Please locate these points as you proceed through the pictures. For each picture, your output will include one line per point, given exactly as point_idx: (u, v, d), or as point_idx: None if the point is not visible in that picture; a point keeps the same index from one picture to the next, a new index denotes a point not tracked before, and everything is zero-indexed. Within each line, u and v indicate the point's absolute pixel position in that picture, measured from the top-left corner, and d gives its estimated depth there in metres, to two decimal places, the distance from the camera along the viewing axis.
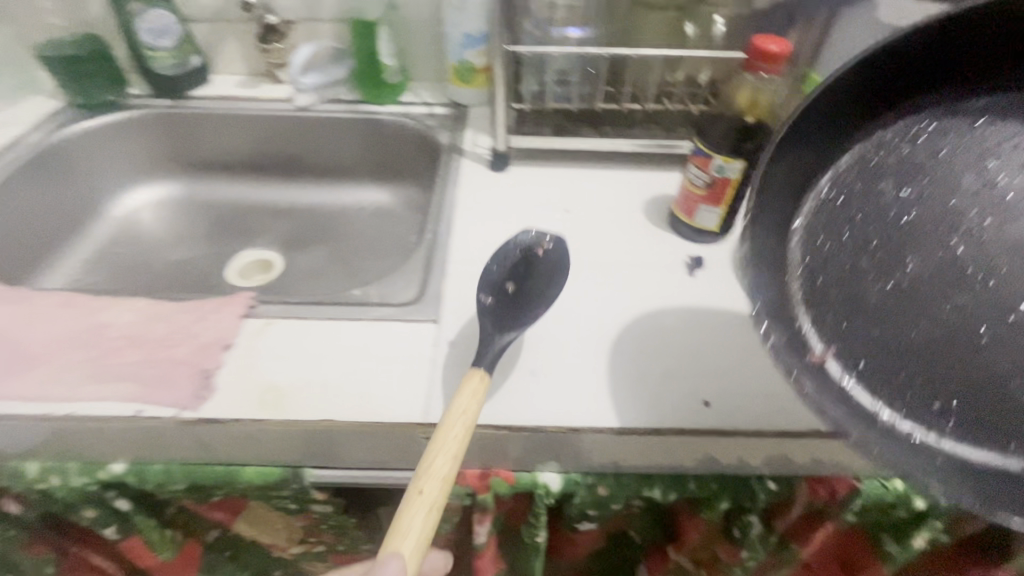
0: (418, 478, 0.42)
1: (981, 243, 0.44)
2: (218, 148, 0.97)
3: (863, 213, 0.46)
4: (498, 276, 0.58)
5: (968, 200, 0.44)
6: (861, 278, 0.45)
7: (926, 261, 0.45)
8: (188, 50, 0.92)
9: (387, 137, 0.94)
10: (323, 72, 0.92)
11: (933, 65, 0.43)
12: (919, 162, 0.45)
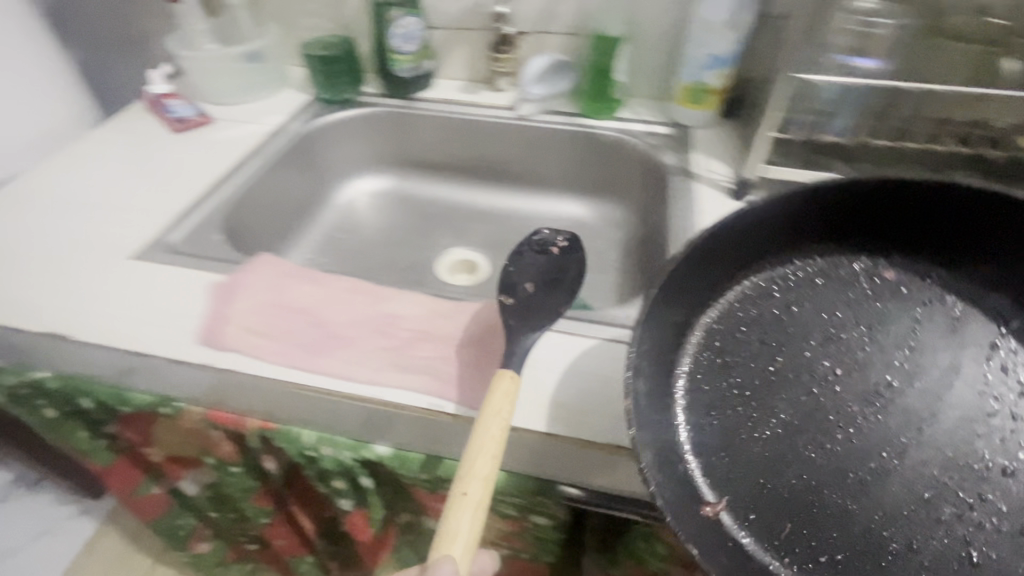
0: (459, 481, 0.43)
1: (839, 391, 0.49)
2: (437, 149, 1.02)
3: (734, 364, 0.51)
4: (520, 273, 0.59)
5: (824, 357, 0.50)
6: (741, 429, 0.48)
7: (796, 408, 0.48)
8: (424, 56, 0.96)
9: (603, 153, 0.93)
10: (550, 83, 0.93)
11: (849, 226, 0.53)
12: (787, 319, 0.52)
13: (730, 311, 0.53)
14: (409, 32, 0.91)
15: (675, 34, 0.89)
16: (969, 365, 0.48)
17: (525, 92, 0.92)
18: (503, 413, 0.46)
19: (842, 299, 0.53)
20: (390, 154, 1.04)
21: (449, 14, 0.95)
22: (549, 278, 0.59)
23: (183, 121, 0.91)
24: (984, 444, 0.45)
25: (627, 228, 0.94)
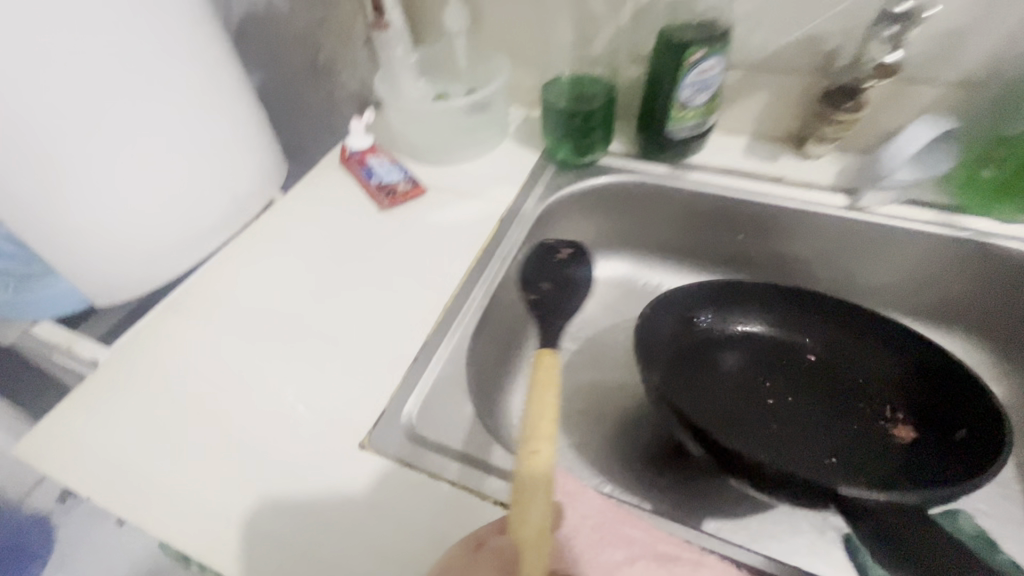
0: (527, 442, 0.42)
1: (689, 381, 0.64)
2: (706, 235, 0.73)
3: (693, 377, 0.65)
4: (533, 277, 0.62)
5: (722, 371, 0.66)
6: (692, 409, 0.62)
7: (678, 378, 0.64)
8: (714, 107, 0.68)
9: (1000, 273, 0.60)
10: (923, 161, 0.61)
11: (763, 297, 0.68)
12: (711, 344, 0.67)
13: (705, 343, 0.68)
14: (706, 79, 0.63)
15: None
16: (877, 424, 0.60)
17: (883, 176, 0.61)
18: (554, 383, 0.47)
19: (722, 341, 0.68)
20: (636, 235, 0.77)
21: (763, 49, 0.65)
22: (553, 275, 0.62)
23: (392, 194, 0.70)
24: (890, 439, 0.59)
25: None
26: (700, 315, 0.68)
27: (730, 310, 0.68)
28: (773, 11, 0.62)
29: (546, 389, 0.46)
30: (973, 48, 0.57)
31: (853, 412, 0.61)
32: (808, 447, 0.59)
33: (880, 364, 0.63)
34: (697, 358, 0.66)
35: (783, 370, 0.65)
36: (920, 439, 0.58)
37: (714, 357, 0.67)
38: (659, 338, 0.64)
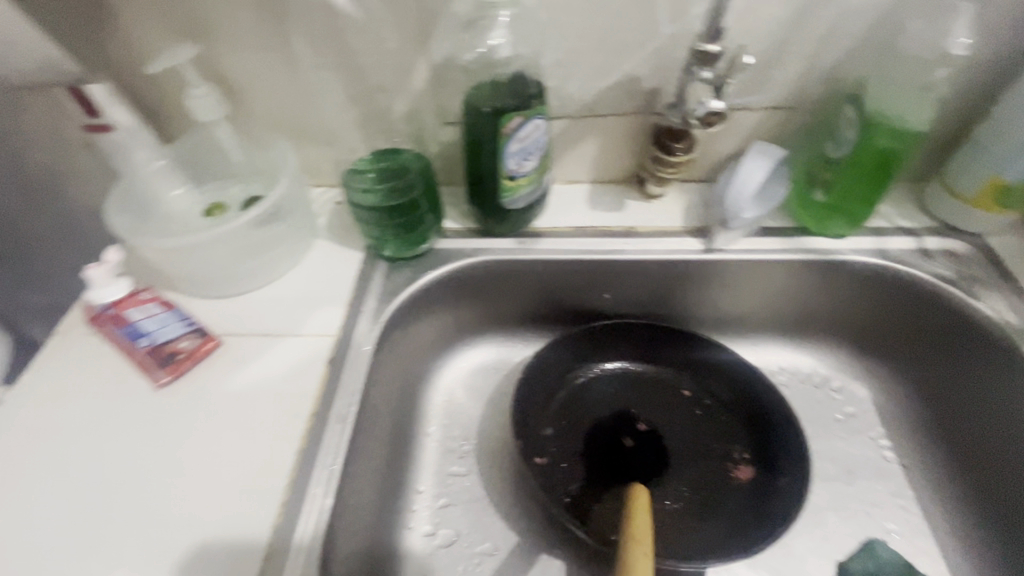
0: (635, 544, 0.43)
1: (565, 438, 0.61)
2: (574, 300, 0.67)
3: (572, 423, 0.62)
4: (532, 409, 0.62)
5: (599, 414, 0.63)
6: (561, 466, 0.58)
7: (558, 435, 0.61)
8: (544, 168, 0.59)
9: (846, 287, 0.61)
10: (764, 194, 0.59)
11: (618, 339, 0.66)
12: (586, 391, 0.65)
13: (581, 389, 0.65)
14: (530, 145, 0.54)
15: (962, 100, 0.56)
16: (724, 464, 0.58)
17: (732, 220, 0.57)
18: (645, 504, 0.47)
19: (590, 389, 0.65)
20: (502, 314, 0.68)
21: (581, 98, 0.58)
22: (584, 402, 0.64)
23: (171, 363, 0.52)
24: (744, 471, 0.57)
25: (902, 400, 0.63)
26: (566, 367, 0.65)
27: (584, 355, 0.66)
28: (582, 58, 0.55)
29: (644, 516, 0.46)
30: (778, 74, 0.55)
31: (710, 448, 0.59)
32: (675, 478, 0.57)
33: (734, 397, 0.62)
34: (573, 398, 0.64)
35: (645, 403, 0.64)
36: (755, 480, 0.56)
37: (589, 392, 0.65)
38: (536, 388, 0.63)
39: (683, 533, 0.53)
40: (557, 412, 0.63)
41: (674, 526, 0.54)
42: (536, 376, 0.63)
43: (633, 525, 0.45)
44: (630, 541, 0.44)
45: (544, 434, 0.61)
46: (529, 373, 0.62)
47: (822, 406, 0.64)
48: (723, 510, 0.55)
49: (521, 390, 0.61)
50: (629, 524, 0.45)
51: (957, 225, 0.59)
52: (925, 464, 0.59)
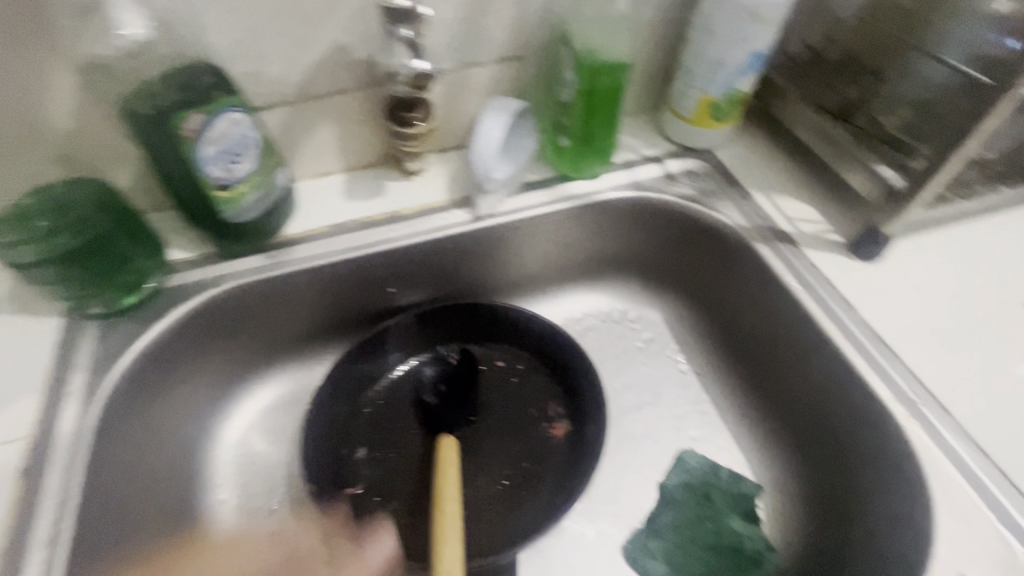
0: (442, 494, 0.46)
1: (377, 455, 0.55)
2: (358, 303, 0.60)
3: (382, 436, 0.56)
4: (333, 436, 0.56)
5: (411, 416, 0.58)
6: (376, 489, 0.54)
7: (369, 455, 0.55)
8: (272, 168, 0.51)
9: (614, 222, 0.63)
10: (513, 151, 0.57)
11: (415, 331, 0.61)
12: (394, 395, 0.59)
13: (388, 395, 0.59)
14: (234, 143, 0.46)
15: (665, 26, 0.58)
16: (541, 427, 0.57)
17: (486, 181, 0.55)
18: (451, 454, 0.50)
19: (398, 391, 0.60)
20: (282, 338, 0.60)
21: (289, 77, 0.50)
22: (394, 408, 0.58)
23: None
24: (560, 429, 0.57)
25: (686, 315, 0.65)
26: (365, 378, 0.59)
27: (384, 358, 0.60)
28: (272, 31, 0.47)
29: (451, 463, 0.49)
30: (494, 21, 0.52)
31: (526, 415, 0.58)
32: (495, 459, 0.55)
33: (540, 356, 0.61)
34: (385, 407, 0.58)
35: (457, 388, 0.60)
36: (570, 435, 0.56)
37: (400, 394, 0.59)
38: (334, 412, 0.56)
39: (509, 513, 0.52)
40: (368, 427, 0.57)
41: (500, 509, 0.52)
42: (330, 400, 0.56)
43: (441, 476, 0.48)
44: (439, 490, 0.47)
45: (355, 458, 0.55)
46: (320, 401, 0.55)
47: (625, 339, 0.66)
48: (543, 480, 0.54)
49: (313, 423, 0.54)
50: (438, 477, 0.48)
51: (690, 144, 0.62)
52: (713, 369, 0.62)
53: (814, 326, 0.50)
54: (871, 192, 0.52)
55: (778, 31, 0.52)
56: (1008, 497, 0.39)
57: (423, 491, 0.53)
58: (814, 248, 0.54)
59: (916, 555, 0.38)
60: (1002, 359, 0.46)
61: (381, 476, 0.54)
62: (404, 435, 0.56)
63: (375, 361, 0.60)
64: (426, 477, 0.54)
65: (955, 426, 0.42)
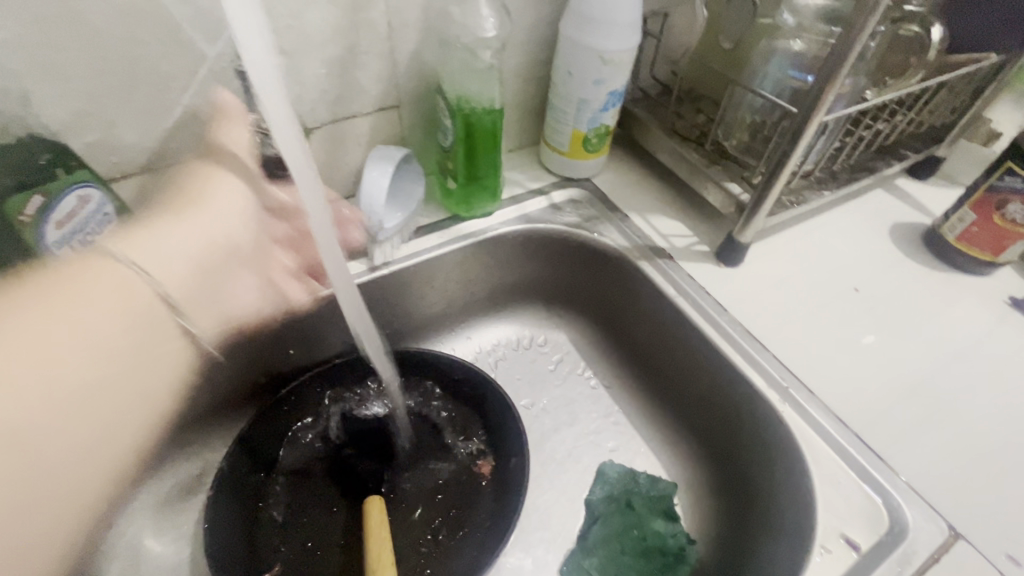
0: (371, 530, 0.46)
1: (295, 529, 0.52)
2: (255, 372, 0.56)
3: (298, 509, 0.53)
4: (245, 522, 0.51)
5: (326, 482, 0.55)
6: (300, 565, 0.50)
7: (287, 531, 0.52)
8: None
9: (510, 254, 0.65)
10: (401, 199, 0.58)
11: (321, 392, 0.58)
12: (306, 462, 0.56)
13: (300, 463, 0.56)
14: (85, 222, 0.43)
15: (529, 71, 0.63)
16: (463, 467, 0.57)
17: (378, 231, 0.55)
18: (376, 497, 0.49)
19: (309, 459, 0.56)
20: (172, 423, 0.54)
21: (145, 143, 0.47)
22: (307, 477, 0.55)
23: None
24: (483, 465, 0.57)
25: (588, 333, 0.69)
26: (271, 451, 0.55)
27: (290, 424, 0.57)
28: (118, 102, 0.44)
29: (376, 505, 0.49)
30: (365, 75, 0.53)
31: (448, 458, 0.57)
32: (423, 510, 0.54)
33: (455, 395, 0.60)
34: (298, 476, 0.55)
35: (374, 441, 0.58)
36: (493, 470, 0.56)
37: (315, 460, 0.56)
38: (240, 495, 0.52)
39: (444, 559, 0.51)
40: (284, 501, 0.54)
41: (434, 559, 0.51)
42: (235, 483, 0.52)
43: (368, 517, 0.48)
44: (368, 532, 0.46)
45: (271, 538, 0.52)
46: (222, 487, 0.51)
47: (535, 362, 0.69)
48: (474, 521, 0.53)
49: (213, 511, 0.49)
50: (365, 517, 0.48)
51: (570, 175, 0.67)
52: (619, 380, 0.66)
53: (695, 332, 0.55)
54: (725, 206, 0.59)
55: (630, 71, 0.57)
56: (864, 457, 0.45)
57: (351, 559, 0.51)
58: (686, 259, 0.60)
59: (803, 522, 0.43)
60: (845, 336, 0.54)
61: (303, 552, 0.51)
62: (324, 502, 0.54)
63: (282, 430, 0.56)
64: (353, 542, 0.52)
65: (815, 402, 0.49)
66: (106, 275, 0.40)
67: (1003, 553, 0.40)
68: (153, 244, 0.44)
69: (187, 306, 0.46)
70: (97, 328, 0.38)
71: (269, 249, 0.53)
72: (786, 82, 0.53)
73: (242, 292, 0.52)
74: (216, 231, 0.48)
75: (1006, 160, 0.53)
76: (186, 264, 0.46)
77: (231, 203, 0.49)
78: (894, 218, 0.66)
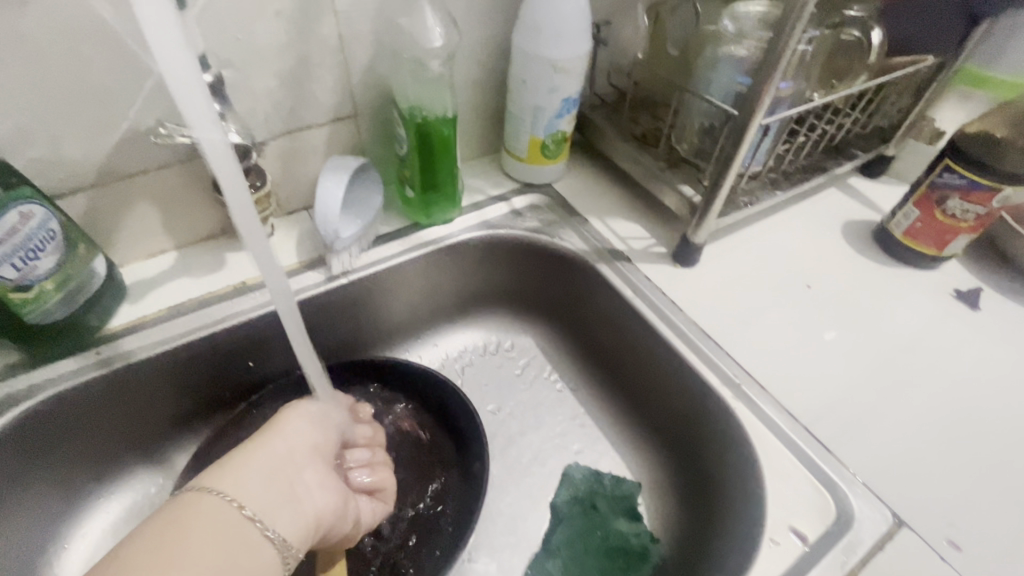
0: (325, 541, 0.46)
1: None
2: (214, 385, 0.56)
3: None
4: None
5: None
6: None
7: None
8: (83, 260, 0.46)
9: (472, 260, 0.66)
10: (358, 208, 0.58)
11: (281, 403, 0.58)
12: None
13: None
14: (27, 240, 0.41)
15: (487, 80, 0.63)
16: (426, 474, 0.57)
17: (334, 241, 0.55)
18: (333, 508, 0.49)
19: None
20: (129, 441, 0.54)
21: (92, 158, 0.47)
22: None
23: None
24: (447, 472, 0.57)
25: (555, 338, 0.70)
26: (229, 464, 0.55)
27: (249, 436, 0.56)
28: (62, 117, 0.44)
29: None
30: (319, 86, 0.53)
31: (412, 466, 0.57)
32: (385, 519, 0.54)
33: (418, 402, 0.60)
34: None
35: None
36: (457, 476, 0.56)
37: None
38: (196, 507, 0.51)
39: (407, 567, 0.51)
40: None
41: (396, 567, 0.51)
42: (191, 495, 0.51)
43: None
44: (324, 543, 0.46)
45: None
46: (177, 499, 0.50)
47: (503, 367, 0.69)
48: (437, 528, 0.53)
49: None
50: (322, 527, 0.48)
51: (531, 180, 0.68)
52: (585, 383, 0.67)
53: (654, 333, 0.56)
54: (679, 208, 0.60)
55: (584, 78, 0.58)
56: (813, 449, 0.46)
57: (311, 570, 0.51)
58: (644, 261, 0.61)
59: (754, 515, 0.44)
60: (797, 331, 0.55)
61: None
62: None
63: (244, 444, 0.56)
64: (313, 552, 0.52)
65: (766, 398, 0.50)
66: (204, 512, 0.31)
67: (945, 539, 0.41)
68: (239, 473, 0.34)
69: (272, 518, 0.33)
70: (197, 554, 0.29)
71: (324, 451, 0.41)
72: (732, 88, 0.53)
73: (318, 495, 0.37)
74: (295, 439, 0.38)
75: (944, 158, 0.55)
76: (280, 488, 0.35)
77: (302, 437, 0.39)
78: (846, 216, 0.68)
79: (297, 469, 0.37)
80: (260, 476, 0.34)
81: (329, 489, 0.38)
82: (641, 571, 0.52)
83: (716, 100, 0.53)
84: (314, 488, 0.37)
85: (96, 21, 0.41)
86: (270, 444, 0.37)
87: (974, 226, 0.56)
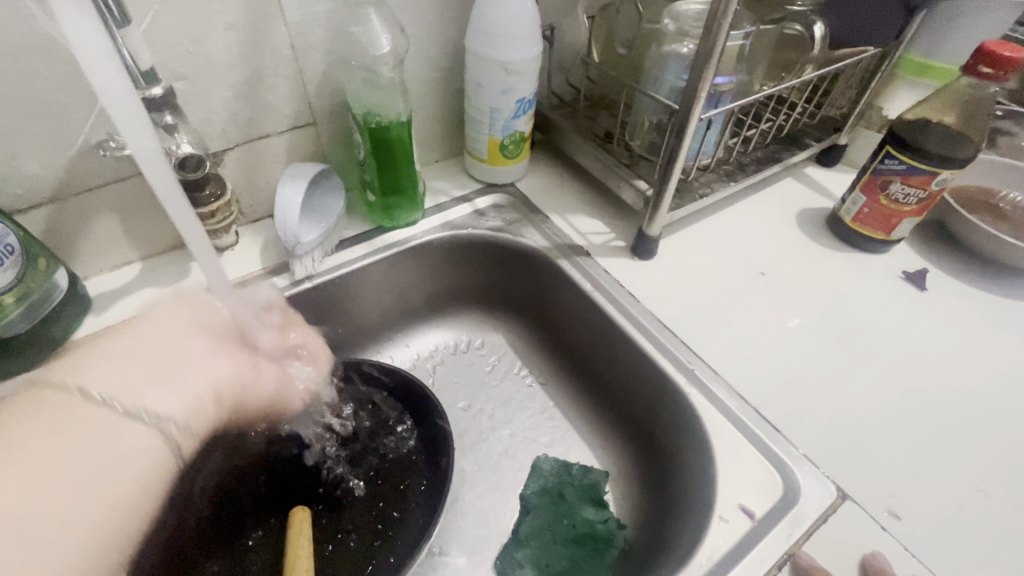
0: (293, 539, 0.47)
1: (226, 546, 0.52)
2: None
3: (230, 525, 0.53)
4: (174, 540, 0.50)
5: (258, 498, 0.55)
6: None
7: (218, 548, 0.52)
8: (43, 274, 0.47)
9: (437, 261, 0.67)
10: (319, 214, 0.59)
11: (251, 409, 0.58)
12: None
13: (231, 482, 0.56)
14: None
15: (444, 83, 0.65)
16: (397, 472, 0.58)
17: (295, 246, 0.56)
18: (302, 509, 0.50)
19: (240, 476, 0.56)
20: None
21: (50, 173, 0.47)
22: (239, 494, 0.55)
23: None
24: (416, 468, 0.58)
25: (523, 334, 0.71)
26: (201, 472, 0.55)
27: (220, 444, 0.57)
28: (16, 134, 0.45)
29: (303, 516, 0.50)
30: (274, 96, 0.55)
31: (383, 464, 0.58)
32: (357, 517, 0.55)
33: (388, 402, 0.61)
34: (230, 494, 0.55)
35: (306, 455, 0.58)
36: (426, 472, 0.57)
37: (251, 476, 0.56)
38: None
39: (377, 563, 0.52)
40: None
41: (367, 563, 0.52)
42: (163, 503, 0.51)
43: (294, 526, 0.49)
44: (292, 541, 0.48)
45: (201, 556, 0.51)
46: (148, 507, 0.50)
47: (473, 364, 0.70)
48: (406, 523, 0.54)
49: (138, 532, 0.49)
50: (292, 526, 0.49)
51: (493, 180, 0.69)
52: (553, 377, 0.68)
53: (613, 324, 0.57)
54: (635, 202, 0.62)
55: (536, 79, 0.60)
56: (763, 430, 0.48)
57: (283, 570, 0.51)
58: (603, 255, 0.62)
59: (706, 495, 0.45)
60: (751, 317, 0.57)
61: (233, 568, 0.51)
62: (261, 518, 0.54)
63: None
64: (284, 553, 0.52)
65: (719, 382, 0.51)
66: (48, 400, 0.33)
67: (886, 510, 0.43)
68: (91, 366, 0.35)
69: (142, 398, 0.34)
70: (37, 451, 0.30)
71: (211, 328, 0.42)
72: (676, 83, 0.55)
73: (208, 364, 0.39)
74: (171, 319, 0.40)
75: (885, 146, 0.57)
76: (149, 367, 0.36)
77: (174, 322, 0.40)
78: (801, 204, 0.70)
79: (173, 348, 0.38)
80: (124, 356, 0.36)
81: (224, 359, 0.40)
82: (605, 557, 0.53)
83: (662, 97, 0.55)
84: (196, 358, 0.38)
85: (45, 39, 0.42)
86: (139, 325, 0.39)
87: (917, 210, 0.58)
